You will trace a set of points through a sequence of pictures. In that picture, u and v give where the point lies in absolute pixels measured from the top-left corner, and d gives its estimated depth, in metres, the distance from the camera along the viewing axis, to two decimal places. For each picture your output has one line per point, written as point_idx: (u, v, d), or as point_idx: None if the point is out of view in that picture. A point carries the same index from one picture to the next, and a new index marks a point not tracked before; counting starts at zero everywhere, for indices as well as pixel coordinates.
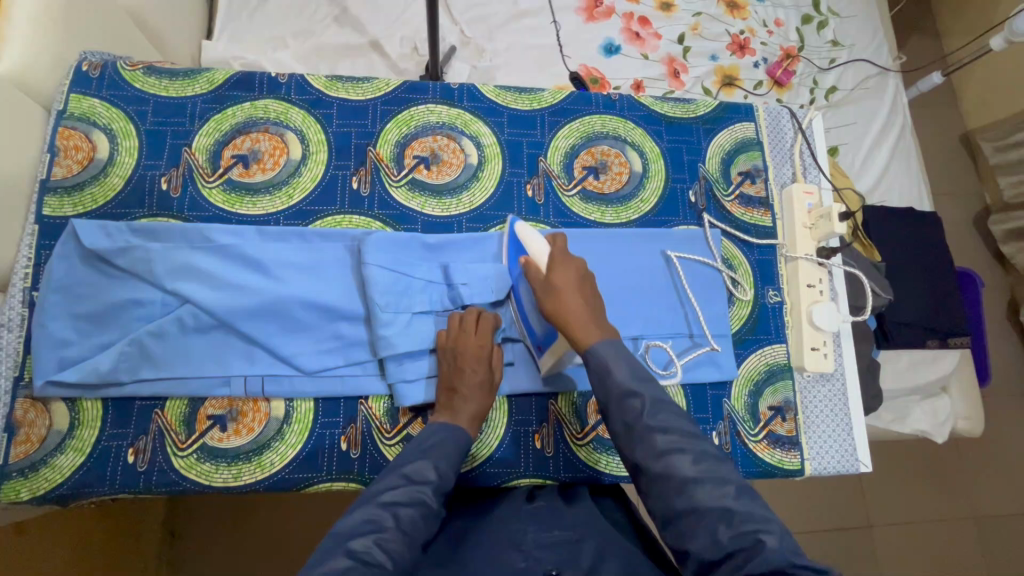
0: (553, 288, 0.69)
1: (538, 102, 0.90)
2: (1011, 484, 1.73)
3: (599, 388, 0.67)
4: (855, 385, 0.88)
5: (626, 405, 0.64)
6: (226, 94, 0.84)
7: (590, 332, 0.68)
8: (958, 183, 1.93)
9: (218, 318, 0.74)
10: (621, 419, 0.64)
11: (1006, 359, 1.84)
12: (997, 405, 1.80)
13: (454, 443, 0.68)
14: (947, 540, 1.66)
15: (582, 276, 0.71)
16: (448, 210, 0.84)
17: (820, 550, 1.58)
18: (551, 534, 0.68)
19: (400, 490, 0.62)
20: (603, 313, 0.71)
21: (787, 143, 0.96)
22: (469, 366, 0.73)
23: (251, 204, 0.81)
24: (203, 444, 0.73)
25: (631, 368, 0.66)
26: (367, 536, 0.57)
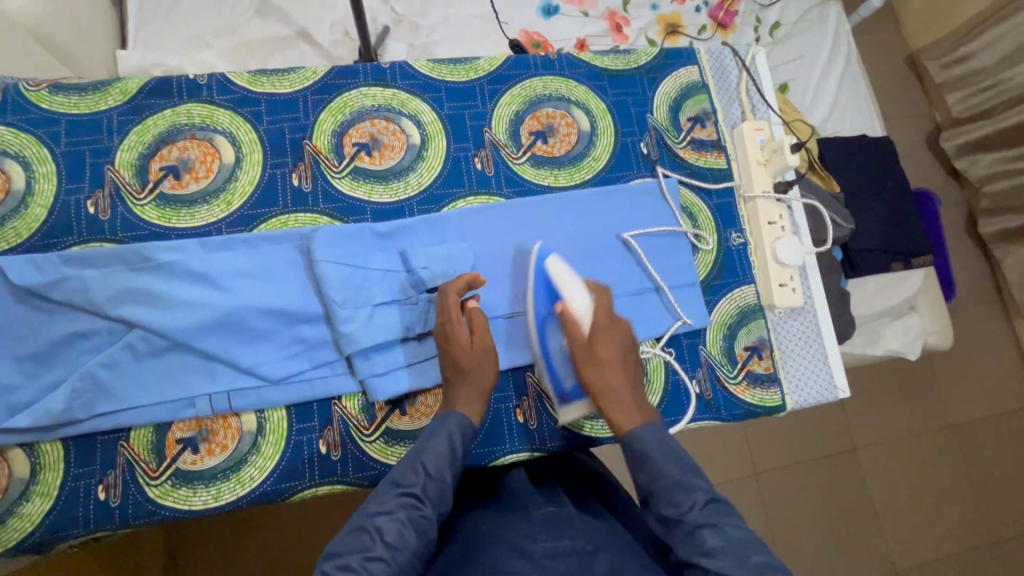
0: (598, 357, 0.71)
1: (475, 71, 0.87)
2: (983, 390, 1.82)
3: (642, 473, 0.66)
4: (827, 316, 0.88)
5: (674, 498, 0.62)
6: (143, 103, 0.79)
7: (633, 414, 0.70)
8: (908, 105, 1.96)
9: (172, 339, 0.71)
10: (669, 513, 0.62)
11: (969, 271, 1.90)
12: (965, 316, 1.87)
13: (446, 436, 0.66)
14: (929, 451, 1.74)
15: (625, 348, 0.73)
16: (397, 194, 0.81)
17: (813, 479, 1.63)
18: (562, 544, 0.63)
19: (387, 499, 0.60)
20: (641, 390, 0.73)
21: (732, 83, 0.95)
22: (453, 351, 0.72)
23: (189, 216, 0.77)
24: (176, 469, 0.70)
25: (676, 456, 0.66)
26: (352, 555, 0.55)
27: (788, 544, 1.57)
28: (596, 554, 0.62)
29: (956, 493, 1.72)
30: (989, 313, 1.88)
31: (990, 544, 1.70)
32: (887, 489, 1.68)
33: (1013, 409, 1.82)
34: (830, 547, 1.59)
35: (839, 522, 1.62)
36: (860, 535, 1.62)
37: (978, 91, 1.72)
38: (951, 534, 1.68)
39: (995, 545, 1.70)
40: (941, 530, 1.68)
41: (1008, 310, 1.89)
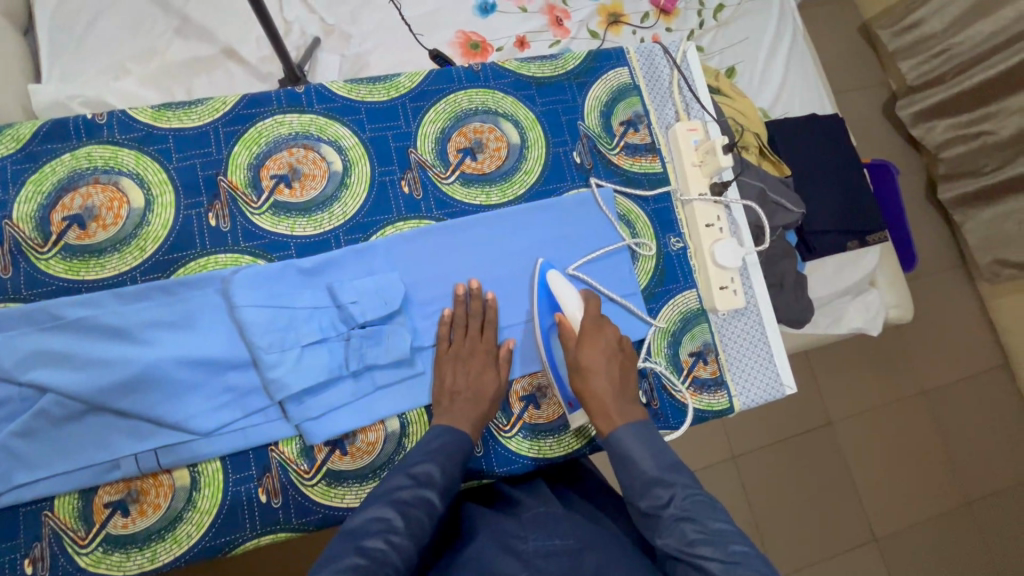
0: (581, 367, 0.74)
1: (395, 89, 0.83)
2: (947, 354, 1.85)
3: (624, 472, 0.69)
4: (770, 314, 0.88)
5: (652, 493, 0.66)
6: (39, 149, 0.74)
7: (612, 416, 0.72)
8: (863, 75, 1.95)
9: (86, 401, 0.67)
10: (647, 506, 0.65)
11: (930, 238, 1.92)
12: (928, 283, 1.89)
13: (459, 445, 0.70)
14: (899, 419, 1.77)
15: (612, 355, 0.75)
16: (321, 226, 0.78)
17: (789, 456, 1.65)
18: (552, 543, 0.64)
19: (409, 490, 0.64)
20: (630, 396, 0.74)
21: (665, 82, 0.93)
22: (479, 370, 0.75)
23: (99, 266, 0.73)
24: (106, 535, 0.68)
25: (657, 451, 0.69)
26: (378, 536, 0.60)
27: (768, 525, 1.59)
28: (586, 551, 0.62)
29: (929, 457, 1.76)
30: (950, 278, 1.91)
31: (963, 503, 1.74)
32: (862, 460, 1.71)
33: (980, 370, 1.86)
34: (809, 521, 1.62)
35: (817, 496, 1.64)
36: (837, 506, 1.65)
37: (930, 58, 1.73)
38: (925, 499, 1.72)
39: (967, 505, 1.75)
40: (916, 494, 1.72)
41: (969, 271, 1.91)
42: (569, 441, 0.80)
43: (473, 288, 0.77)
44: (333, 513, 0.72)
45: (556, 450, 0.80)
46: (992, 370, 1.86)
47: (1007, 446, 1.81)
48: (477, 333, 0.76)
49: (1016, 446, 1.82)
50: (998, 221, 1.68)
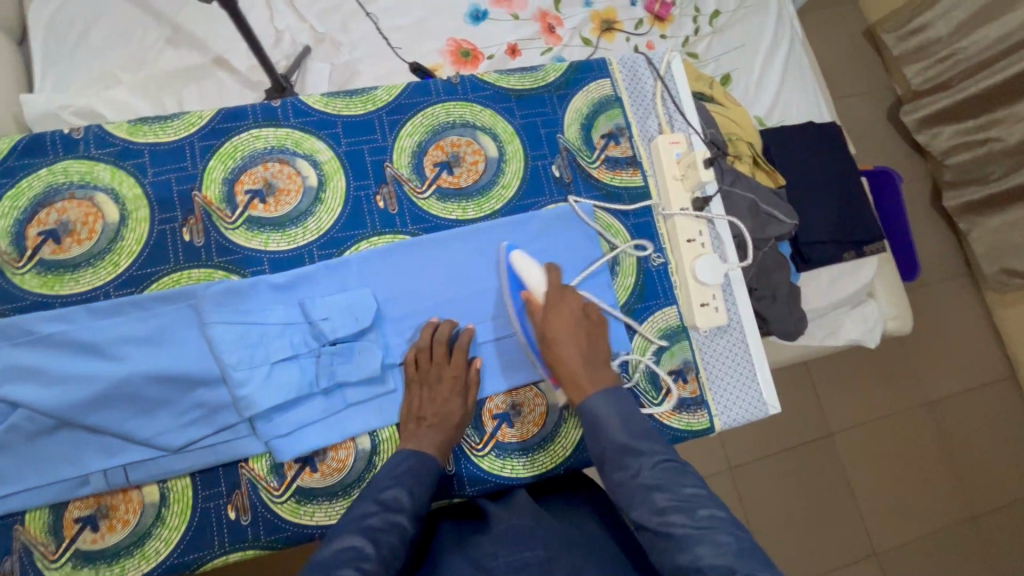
0: (548, 337, 0.72)
1: (373, 103, 0.83)
2: (951, 363, 1.81)
3: (595, 441, 0.69)
4: (753, 332, 0.86)
5: (623, 462, 0.65)
6: (15, 164, 0.75)
7: (583, 386, 0.71)
8: (866, 80, 1.92)
9: (57, 417, 0.67)
10: (619, 476, 0.65)
11: (935, 247, 1.89)
12: (932, 292, 1.85)
13: (426, 470, 0.69)
14: (899, 428, 1.73)
15: (577, 323, 0.73)
16: (294, 241, 0.78)
17: (786, 468, 1.62)
18: (522, 555, 0.62)
19: (377, 516, 0.63)
20: (600, 360, 0.73)
21: (648, 94, 0.92)
22: (444, 398, 0.74)
23: (73, 282, 0.73)
24: (76, 550, 0.68)
25: (626, 420, 0.68)
26: (347, 565, 0.57)
27: (766, 539, 1.56)
28: (556, 559, 0.61)
29: (932, 470, 1.72)
30: (956, 287, 1.87)
31: (968, 518, 1.71)
32: (861, 470, 1.67)
33: (985, 382, 1.82)
34: (805, 533, 1.59)
35: (816, 507, 1.61)
36: (834, 518, 1.62)
37: (936, 63, 1.70)
38: (927, 513, 1.68)
39: (971, 520, 1.71)
40: (917, 508, 1.68)
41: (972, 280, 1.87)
42: (541, 461, 0.79)
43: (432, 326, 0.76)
44: (304, 530, 0.72)
45: (528, 470, 0.79)
46: (998, 383, 1.82)
47: (1013, 461, 1.77)
48: (445, 359, 0.75)
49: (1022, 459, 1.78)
50: (1005, 230, 1.64)
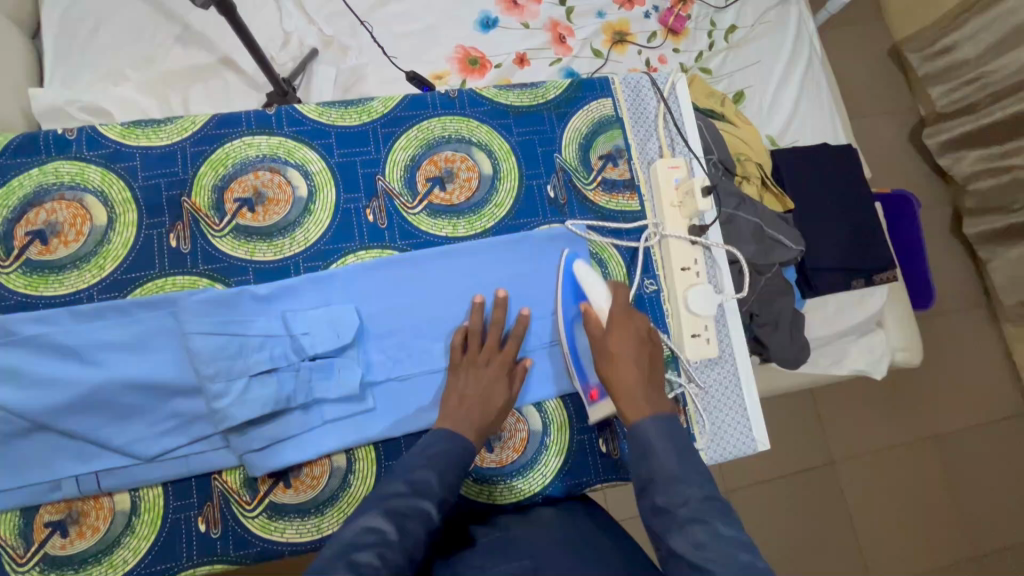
0: (609, 353, 0.71)
1: (368, 114, 0.82)
2: (970, 399, 1.71)
3: (642, 466, 0.64)
4: (746, 364, 0.84)
5: (671, 490, 0.61)
6: (8, 162, 0.75)
7: (640, 404, 0.68)
8: (888, 99, 1.84)
9: (33, 420, 0.67)
10: (663, 501, 0.61)
11: (957, 278, 1.79)
12: (958, 324, 1.75)
13: (460, 451, 0.67)
14: (924, 508, 1.61)
15: (642, 342, 0.72)
16: (281, 252, 0.77)
17: (792, 494, 1.54)
18: (510, 566, 0.62)
19: (404, 498, 0.61)
20: (658, 385, 0.70)
21: (650, 116, 0.89)
22: (489, 381, 0.73)
23: (58, 283, 0.73)
24: (44, 555, 0.67)
25: (681, 452, 0.64)
26: (369, 549, 0.56)
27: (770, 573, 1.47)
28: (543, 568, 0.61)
29: (890, 474, 1.61)
30: (980, 317, 1.77)
31: (973, 557, 1.60)
32: (874, 532, 1.56)
33: (1006, 416, 1.71)
34: (803, 551, 1.51)
35: None
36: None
37: (963, 85, 1.63)
38: None
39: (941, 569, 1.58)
40: (895, 514, 1.59)
41: (943, 327, 1.74)
42: (520, 488, 0.77)
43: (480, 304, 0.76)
44: (271, 547, 0.71)
45: (517, 494, 0.76)
46: (953, 434, 1.67)
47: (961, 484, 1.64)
48: (496, 347, 0.75)
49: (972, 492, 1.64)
50: None
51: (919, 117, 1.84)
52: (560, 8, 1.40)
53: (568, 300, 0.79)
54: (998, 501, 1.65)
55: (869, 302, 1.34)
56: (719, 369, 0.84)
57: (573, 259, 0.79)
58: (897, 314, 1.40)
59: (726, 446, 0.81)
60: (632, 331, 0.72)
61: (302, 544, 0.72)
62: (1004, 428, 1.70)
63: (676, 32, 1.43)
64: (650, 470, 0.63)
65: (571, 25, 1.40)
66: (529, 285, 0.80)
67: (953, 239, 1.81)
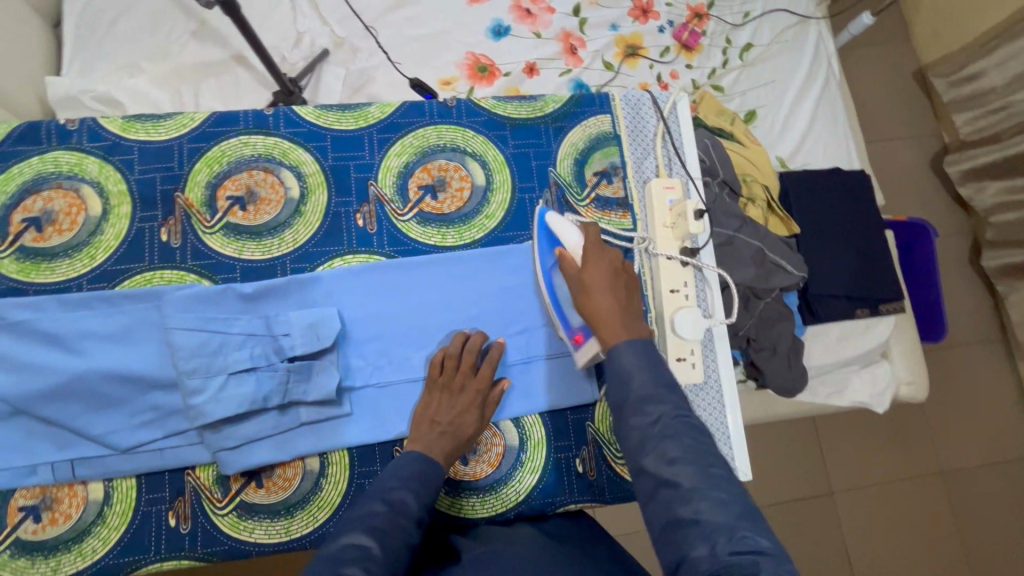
0: (584, 285, 0.71)
1: (364, 119, 0.82)
2: (980, 436, 1.65)
3: (618, 387, 0.65)
4: (731, 392, 0.83)
5: (642, 410, 0.62)
6: (11, 150, 0.76)
7: (616, 328, 0.68)
8: (911, 122, 1.79)
9: (13, 404, 0.68)
10: (635, 423, 0.61)
11: (973, 312, 1.73)
12: (971, 360, 1.69)
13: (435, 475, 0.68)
14: (926, 547, 1.55)
15: (616, 274, 0.73)
16: (269, 252, 0.77)
17: (788, 521, 1.50)
18: None
19: (382, 515, 0.61)
20: (634, 312, 0.71)
21: (649, 134, 0.88)
22: (462, 408, 0.72)
23: (50, 271, 0.74)
24: (16, 539, 0.68)
25: (655, 368, 0.65)
26: (353, 564, 0.56)
27: None
28: None
29: (893, 507, 1.56)
30: (994, 354, 1.70)
31: None
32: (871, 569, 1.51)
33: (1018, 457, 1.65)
34: None
35: None
36: None
37: (987, 113, 1.59)
38: None
39: None
40: (896, 550, 1.53)
41: (952, 362, 1.68)
42: (494, 503, 0.76)
43: (463, 337, 0.76)
44: (238, 546, 0.71)
45: (490, 510, 0.76)
46: (960, 472, 1.62)
47: (969, 524, 1.58)
48: (472, 370, 0.74)
49: (981, 534, 1.58)
50: None
51: (942, 144, 1.79)
52: (574, 18, 1.40)
53: (544, 249, 0.78)
54: (1007, 545, 1.58)
55: (874, 333, 1.29)
56: (704, 395, 0.83)
57: (544, 212, 0.78)
58: (903, 345, 1.35)
59: None
60: (605, 265, 0.73)
61: (270, 546, 0.71)
62: (1017, 470, 1.64)
63: (689, 47, 1.42)
64: (625, 393, 0.64)
65: (584, 36, 1.39)
66: (517, 302, 0.80)
67: (970, 270, 1.75)
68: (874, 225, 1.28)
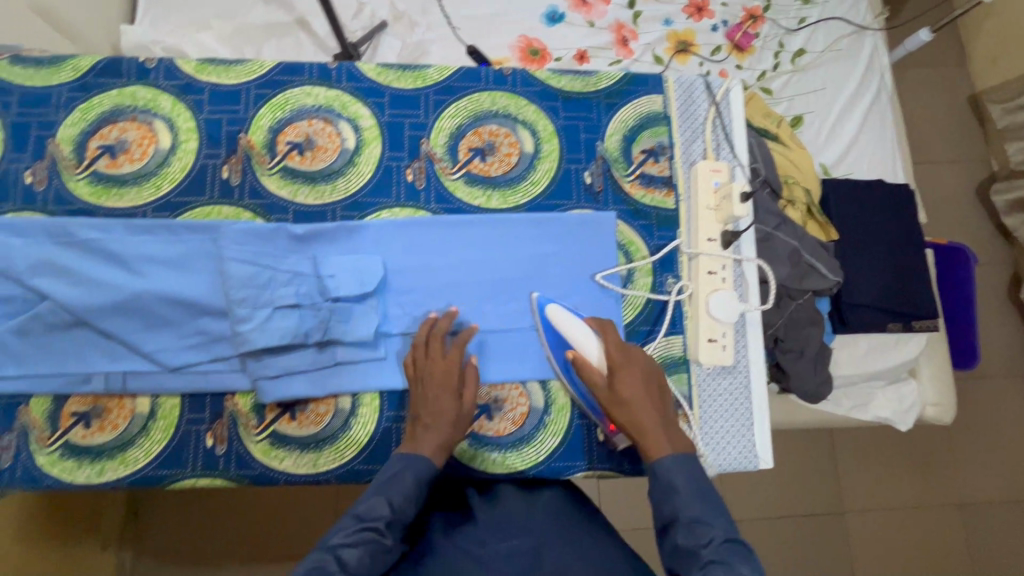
0: (621, 399, 0.70)
1: (423, 80, 0.85)
2: (1003, 468, 1.60)
3: (664, 504, 0.65)
4: (759, 377, 0.83)
5: (692, 528, 0.62)
6: (92, 82, 0.81)
7: (660, 443, 0.68)
8: (960, 146, 1.76)
9: (77, 315, 0.72)
10: (684, 541, 0.62)
11: (1009, 345, 1.68)
12: (1002, 392, 1.65)
13: (416, 474, 0.68)
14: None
15: (648, 381, 0.71)
16: (322, 197, 0.80)
17: (797, 537, 1.49)
18: (510, 544, 0.72)
19: (349, 531, 0.63)
20: (672, 420, 0.71)
21: (700, 117, 0.89)
22: (436, 396, 0.72)
23: (118, 197, 0.78)
24: (67, 441, 0.72)
25: (700, 488, 0.65)
26: None
27: None
28: (542, 551, 0.71)
29: (905, 533, 1.53)
30: None
31: None
32: None
33: None
34: None
35: None
36: None
37: None
38: None
39: None
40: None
41: (978, 392, 1.64)
42: (515, 461, 0.78)
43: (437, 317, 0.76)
44: (269, 473, 0.74)
45: (507, 467, 0.77)
46: (979, 503, 1.58)
47: (985, 561, 1.54)
48: (438, 355, 0.74)
49: (997, 572, 1.53)
50: None
51: (989, 171, 1.75)
52: (628, 10, 1.41)
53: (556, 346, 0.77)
54: None
55: (904, 350, 1.28)
56: (732, 378, 0.83)
57: (544, 303, 0.77)
58: (933, 365, 1.33)
59: (729, 458, 0.80)
60: (636, 372, 0.71)
61: (298, 476, 0.74)
62: None
63: (741, 48, 1.42)
64: (672, 507, 0.64)
65: (636, 28, 1.41)
66: (553, 269, 0.81)
67: (1009, 303, 1.70)
68: (916, 242, 1.26)
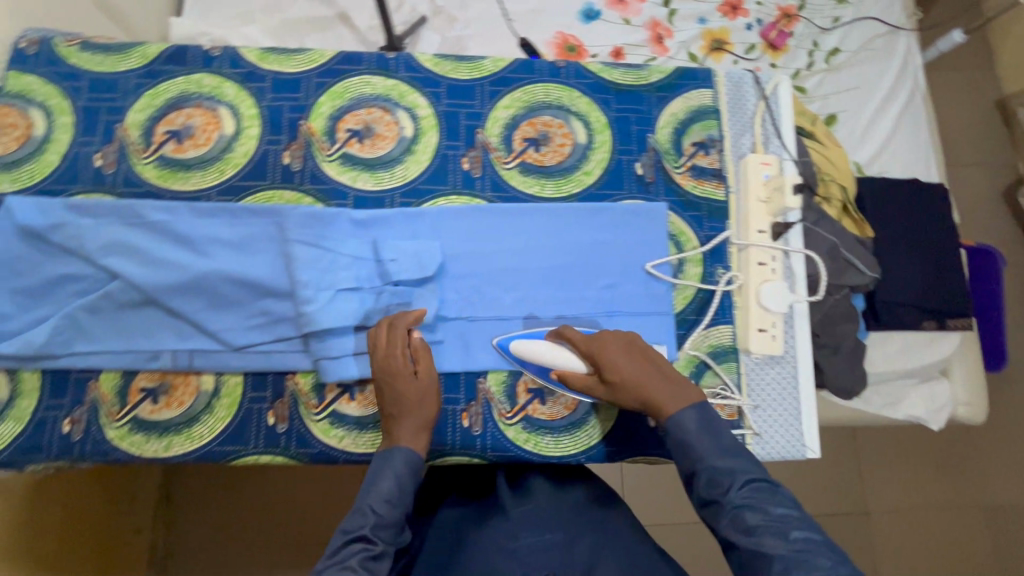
0: (610, 383, 0.70)
1: (479, 71, 0.87)
2: None
3: (682, 457, 0.67)
4: (807, 366, 0.84)
5: (714, 478, 0.64)
6: (159, 69, 0.84)
7: (664, 402, 0.69)
8: (988, 150, 1.76)
9: (147, 293, 0.75)
10: (708, 491, 0.65)
11: None
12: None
13: (391, 472, 0.69)
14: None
15: (630, 352, 0.71)
16: (381, 183, 0.82)
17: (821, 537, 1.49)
18: (544, 537, 0.76)
19: (337, 549, 0.65)
20: (667, 372, 0.71)
21: (749, 111, 0.90)
22: (391, 390, 0.71)
23: (184, 180, 0.81)
24: (135, 416, 0.75)
25: (712, 433, 0.67)
26: None
27: None
28: (574, 542, 0.76)
29: (929, 535, 1.53)
30: None
31: None
32: None
33: None
34: None
35: None
36: None
37: None
38: None
39: None
40: None
41: (1006, 396, 1.63)
42: (566, 445, 0.79)
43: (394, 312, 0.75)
44: (328, 451, 0.76)
45: (557, 451, 0.79)
46: (1004, 506, 1.57)
47: (1010, 564, 1.54)
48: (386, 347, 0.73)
49: None
50: None
51: (1017, 176, 1.75)
52: (664, 8, 1.42)
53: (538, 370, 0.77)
54: None
55: (939, 348, 1.28)
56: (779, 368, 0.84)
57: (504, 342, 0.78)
58: (965, 364, 1.33)
59: (776, 445, 0.81)
60: (613, 350, 0.70)
61: (356, 455, 0.76)
62: None
63: (775, 47, 1.43)
64: (692, 462, 0.66)
65: (671, 26, 1.42)
66: (605, 257, 0.83)
67: None
68: (951, 241, 1.27)
